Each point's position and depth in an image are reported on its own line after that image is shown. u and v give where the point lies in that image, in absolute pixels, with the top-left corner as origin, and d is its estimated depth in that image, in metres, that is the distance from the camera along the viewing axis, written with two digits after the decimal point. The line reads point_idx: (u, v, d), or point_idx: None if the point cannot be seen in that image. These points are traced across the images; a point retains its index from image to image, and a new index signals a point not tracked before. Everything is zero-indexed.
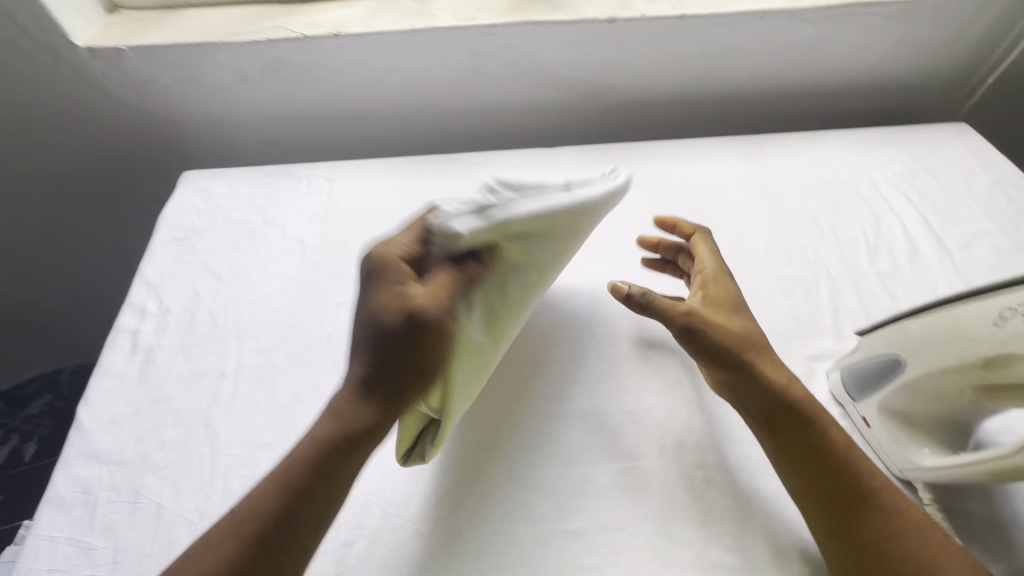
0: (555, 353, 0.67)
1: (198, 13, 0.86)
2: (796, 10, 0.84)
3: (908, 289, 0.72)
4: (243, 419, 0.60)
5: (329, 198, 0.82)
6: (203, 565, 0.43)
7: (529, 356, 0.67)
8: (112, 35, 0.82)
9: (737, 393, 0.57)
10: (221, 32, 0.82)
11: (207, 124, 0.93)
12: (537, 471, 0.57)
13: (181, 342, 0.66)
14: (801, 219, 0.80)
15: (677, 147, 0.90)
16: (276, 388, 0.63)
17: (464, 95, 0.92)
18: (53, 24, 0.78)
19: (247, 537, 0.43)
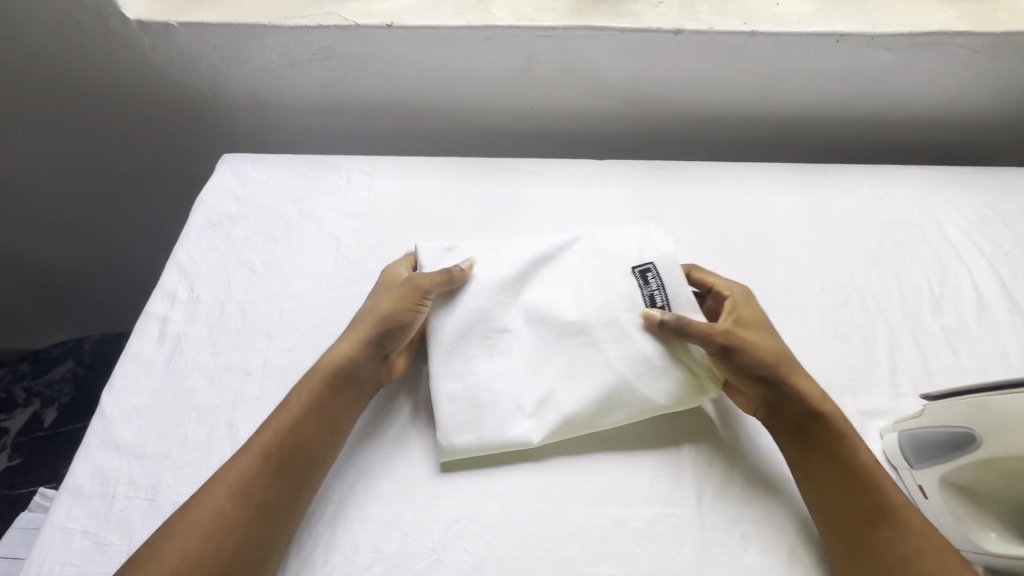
0: None
1: None
2: (874, 35, 0.79)
3: (973, 347, 0.68)
4: None
5: (368, 195, 0.80)
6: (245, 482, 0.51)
7: None
8: (163, 9, 0.81)
9: (770, 407, 0.57)
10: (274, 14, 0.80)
11: (249, 106, 0.91)
12: (565, 508, 0.55)
13: (209, 334, 0.65)
14: (861, 260, 0.76)
15: (732, 170, 0.86)
16: None
17: (513, 97, 0.89)
18: None
19: (262, 455, 0.53)
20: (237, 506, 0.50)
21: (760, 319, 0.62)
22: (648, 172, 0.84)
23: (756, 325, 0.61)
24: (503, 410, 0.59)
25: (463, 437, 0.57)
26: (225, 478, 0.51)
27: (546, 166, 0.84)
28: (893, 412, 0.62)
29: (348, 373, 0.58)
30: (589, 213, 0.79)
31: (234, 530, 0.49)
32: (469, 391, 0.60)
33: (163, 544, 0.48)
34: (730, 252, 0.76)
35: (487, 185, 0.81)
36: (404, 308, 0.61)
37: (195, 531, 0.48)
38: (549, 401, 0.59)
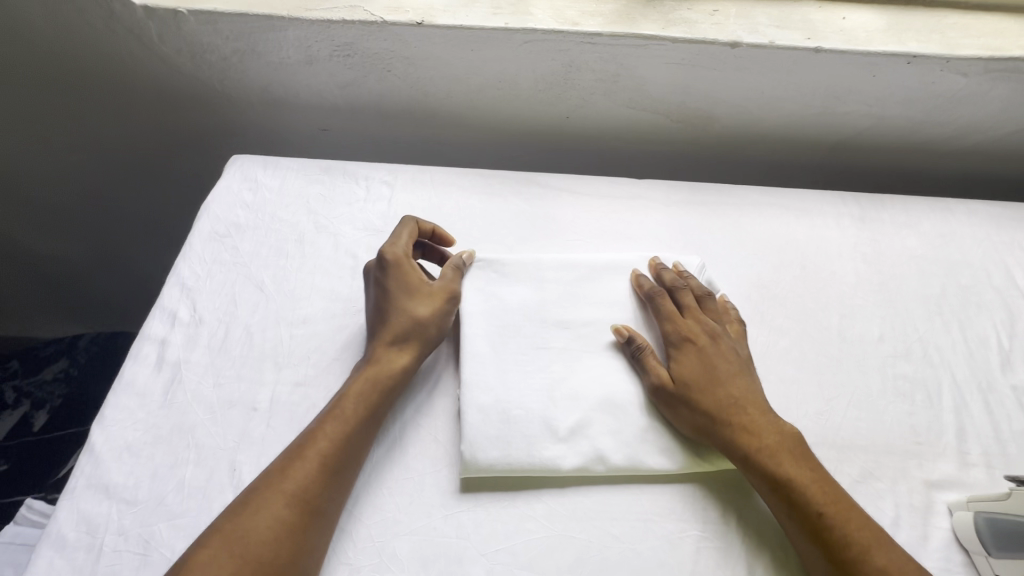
0: None
1: None
2: (951, 58, 0.72)
3: None
4: None
5: (389, 207, 0.73)
6: (288, 486, 0.47)
7: None
8: None
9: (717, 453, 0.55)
10: (293, 4, 0.72)
11: (263, 103, 0.84)
12: None
13: (212, 362, 0.59)
14: (922, 305, 0.70)
15: (783, 196, 0.79)
16: None
17: (548, 106, 0.82)
18: None
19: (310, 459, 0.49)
20: (295, 515, 0.46)
21: (705, 369, 0.56)
22: (691, 194, 0.78)
23: (698, 376, 0.56)
24: (534, 430, 0.54)
25: (489, 452, 0.53)
26: (280, 484, 0.48)
27: (580, 181, 0.78)
28: (963, 483, 0.56)
29: (396, 379, 0.55)
30: (628, 239, 0.73)
31: (290, 538, 0.46)
32: (499, 404, 0.55)
33: (217, 551, 0.43)
34: (780, 289, 0.69)
35: (516, 201, 0.75)
36: (444, 312, 0.60)
37: (252, 539, 0.44)
38: (584, 429, 0.55)
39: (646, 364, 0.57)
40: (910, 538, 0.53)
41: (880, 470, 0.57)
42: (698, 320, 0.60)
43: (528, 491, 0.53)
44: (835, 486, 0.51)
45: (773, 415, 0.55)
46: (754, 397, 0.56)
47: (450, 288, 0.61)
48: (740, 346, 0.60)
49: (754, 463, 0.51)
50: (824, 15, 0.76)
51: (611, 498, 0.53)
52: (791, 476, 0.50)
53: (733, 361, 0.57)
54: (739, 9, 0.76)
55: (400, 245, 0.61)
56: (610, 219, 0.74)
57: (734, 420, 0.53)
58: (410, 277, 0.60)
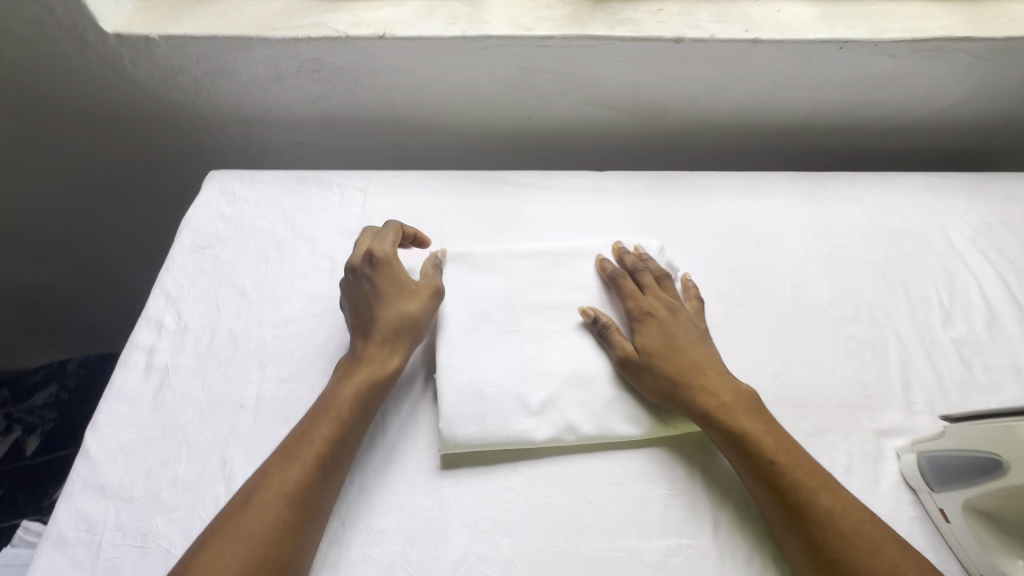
0: None
1: (236, 3, 0.80)
2: (878, 42, 0.78)
3: (986, 360, 0.66)
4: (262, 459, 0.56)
5: (363, 212, 0.77)
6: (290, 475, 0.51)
7: None
8: (142, 21, 0.76)
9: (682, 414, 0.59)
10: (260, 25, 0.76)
11: (237, 121, 0.88)
12: (579, 543, 0.52)
13: (199, 365, 0.62)
14: (868, 271, 0.75)
15: (736, 179, 0.84)
16: None
17: (510, 108, 0.86)
18: (81, 8, 0.72)
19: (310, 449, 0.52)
20: (300, 502, 0.49)
21: (665, 338, 0.60)
22: (650, 182, 0.82)
23: (658, 345, 0.60)
24: (508, 407, 0.58)
25: (465, 430, 0.56)
26: (281, 476, 0.50)
27: (545, 177, 0.82)
28: (910, 430, 0.61)
29: (386, 377, 0.58)
30: (591, 226, 0.77)
31: (297, 524, 0.49)
32: (474, 385, 0.59)
33: (228, 543, 0.47)
34: (737, 265, 0.74)
35: (484, 198, 0.79)
36: (431, 307, 0.63)
37: (260, 529, 0.47)
38: (555, 403, 0.58)
39: (612, 340, 0.61)
40: (862, 482, 0.57)
41: (833, 423, 0.61)
42: (658, 296, 0.64)
43: (505, 465, 0.56)
44: (786, 437, 0.55)
45: (730, 375, 0.59)
46: (713, 361, 0.60)
47: (433, 283, 0.64)
48: (698, 319, 0.64)
49: (712, 421, 0.55)
50: (760, 8, 0.81)
51: (584, 465, 0.57)
52: (744, 430, 0.54)
53: (691, 332, 0.62)
54: (682, 7, 0.81)
55: (385, 246, 0.64)
56: (575, 210, 0.78)
57: (693, 382, 0.57)
58: (398, 274, 0.63)
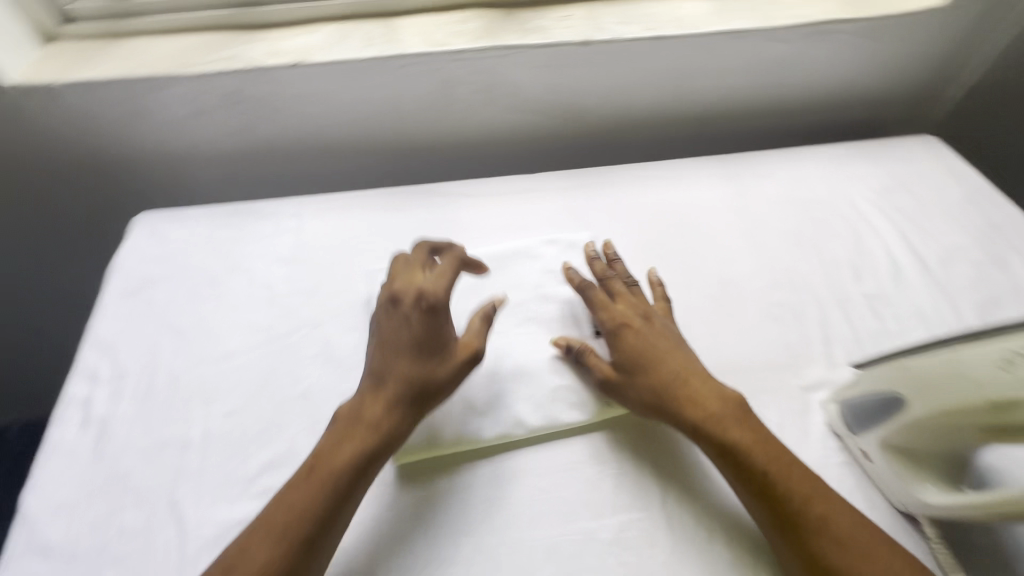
0: None
1: (147, 43, 0.80)
2: (768, 30, 0.84)
3: (894, 310, 0.72)
4: (213, 495, 0.55)
5: (298, 238, 0.77)
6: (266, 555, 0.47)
7: None
8: (51, 68, 0.76)
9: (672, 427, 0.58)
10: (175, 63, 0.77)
11: (160, 160, 0.87)
12: (537, 532, 0.54)
13: (139, 410, 0.61)
14: (785, 241, 0.80)
15: (659, 169, 0.88)
16: (247, 457, 0.58)
17: (436, 122, 0.88)
18: None
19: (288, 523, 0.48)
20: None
21: (647, 350, 0.60)
22: (577, 180, 0.86)
23: (641, 358, 0.60)
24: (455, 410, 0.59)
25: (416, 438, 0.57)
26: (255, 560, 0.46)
27: (477, 186, 0.84)
28: (832, 382, 0.65)
29: (386, 442, 0.54)
30: (525, 228, 0.79)
31: None
32: None
33: None
34: (665, 249, 0.78)
35: (419, 212, 0.81)
36: (457, 374, 0.57)
37: None
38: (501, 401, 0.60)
39: (590, 362, 0.61)
40: (794, 436, 0.61)
41: (765, 385, 0.65)
42: (630, 305, 0.64)
43: (459, 467, 0.58)
44: (777, 444, 0.55)
45: (718, 385, 0.59)
46: (699, 371, 0.60)
47: (472, 346, 0.58)
48: (671, 323, 0.65)
49: (704, 432, 0.56)
50: (659, 7, 0.87)
51: (535, 457, 0.59)
52: (736, 441, 0.55)
53: (669, 338, 0.62)
54: (587, 12, 0.85)
55: (439, 294, 0.58)
56: (509, 215, 0.81)
57: (682, 395, 0.57)
58: (439, 330, 0.57)
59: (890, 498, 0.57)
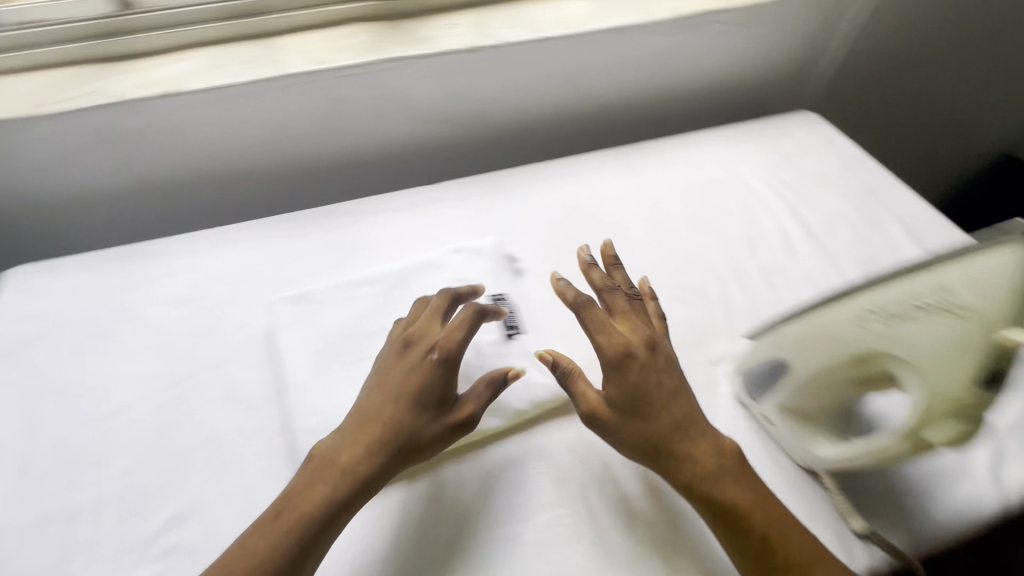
0: None
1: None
2: (647, 24, 0.87)
3: (786, 278, 0.77)
4: (109, 564, 0.51)
5: (192, 275, 0.73)
6: None
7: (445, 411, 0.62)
8: None
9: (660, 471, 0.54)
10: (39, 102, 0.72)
11: (30, 210, 0.80)
12: (462, 546, 0.54)
13: (19, 485, 0.56)
14: (686, 223, 0.83)
15: (562, 166, 0.90)
16: (146, 517, 0.54)
17: (332, 139, 0.86)
18: None
19: None
20: None
21: (648, 390, 0.55)
22: (483, 184, 0.86)
23: (638, 400, 0.54)
24: None
25: None
26: None
27: (381, 201, 0.83)
28: (735, 354, 0.69)
29: (357, 493, 0.50)
30: (434, 238, 0.79)
31: None
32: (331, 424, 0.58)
33: None
34: (573, 244, 0.79)
35: (323, 233, 0.78)
36: (444, 440, 0.54)
37: None
38: None
39: (577, 392, 0.56)
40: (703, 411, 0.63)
41: None
42: (631, 327, 0.58)
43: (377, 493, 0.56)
44: (773, 501, 0.52)
45: (714, 434, 0.55)
46: (697, 418, 0.55)
47: (469, 411, 0.55)
48: (671, 349, 0.60)
49: (698, 492, 0.52)
50: (544, 8, 0.88)
51: (455, 470, 0.58)
52: (733, 502, 0.51)
53: (673, 377, 0.56)
54: (473, 18, 0.86)
55: (455, 348, 0.56)
56: (415, 228, 0.80)
57: (676, 448, 0.53)
58: (439, 387, 0.55)
59: (791, 455, 0.60)
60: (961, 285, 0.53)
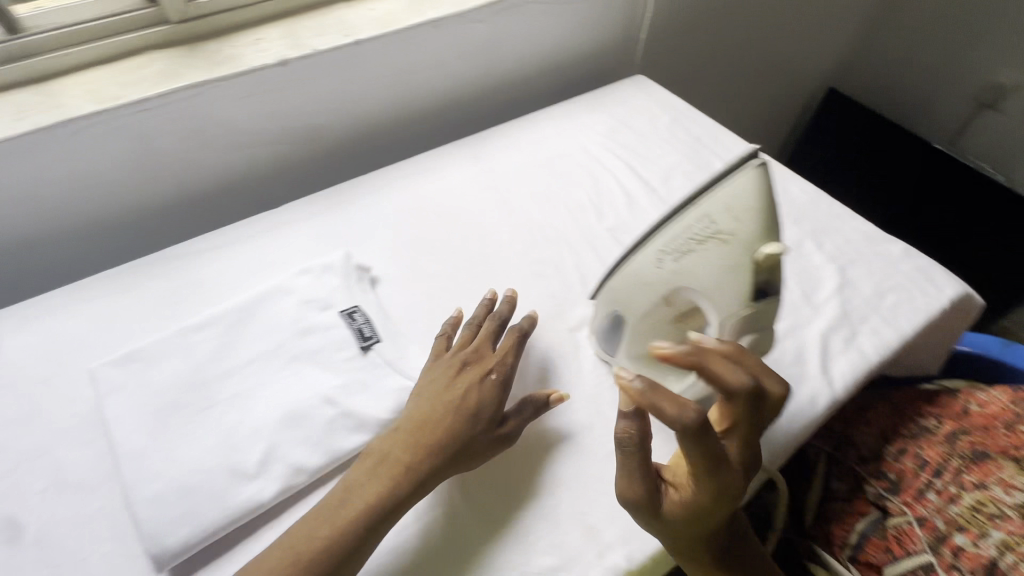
0: (597, 371, 0.63)
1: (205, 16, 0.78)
2: None
3: (942, 275, 0.73)
4: (226, 508, 0.51)
5: (346, 213, 0.78)
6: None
7: (574, 375, 0.63)
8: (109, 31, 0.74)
9: None
10: (248, 39, 0.79)
11: (135, 126, 0.71)
12: (580, 505, 0.54)
13: (147, 422, 0.56)
14: (829, 202, 0.82)
15: (701, 132, 0.93)
16: (271, 459, 0.54)
17: (498, 86, 0.99)
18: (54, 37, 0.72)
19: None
20: None
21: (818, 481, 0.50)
22: (625, 144, 0.91)
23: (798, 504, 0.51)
24: None
25: None
26: None
27: (529, 143, 0.90)
28: (879, 349, 0.66)
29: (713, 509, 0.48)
30: (573, 202, 0.82)
31: None
32: None
33: None
34: None
35: (470, 184, 0.83)
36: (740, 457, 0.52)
37: None
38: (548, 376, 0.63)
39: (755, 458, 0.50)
40: (839, 396, 0.62)
41: (813, 351, 0.65)
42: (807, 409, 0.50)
43: None
44: None
45: None
46: None
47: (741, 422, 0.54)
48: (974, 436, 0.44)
49: None
50: None
51: (580, 430, 0.59)
52: None
53: None
54: None
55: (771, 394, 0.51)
56: (547, 186, 0.84)
57: None
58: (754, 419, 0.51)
59: None
60: (720, 212, 0.45)
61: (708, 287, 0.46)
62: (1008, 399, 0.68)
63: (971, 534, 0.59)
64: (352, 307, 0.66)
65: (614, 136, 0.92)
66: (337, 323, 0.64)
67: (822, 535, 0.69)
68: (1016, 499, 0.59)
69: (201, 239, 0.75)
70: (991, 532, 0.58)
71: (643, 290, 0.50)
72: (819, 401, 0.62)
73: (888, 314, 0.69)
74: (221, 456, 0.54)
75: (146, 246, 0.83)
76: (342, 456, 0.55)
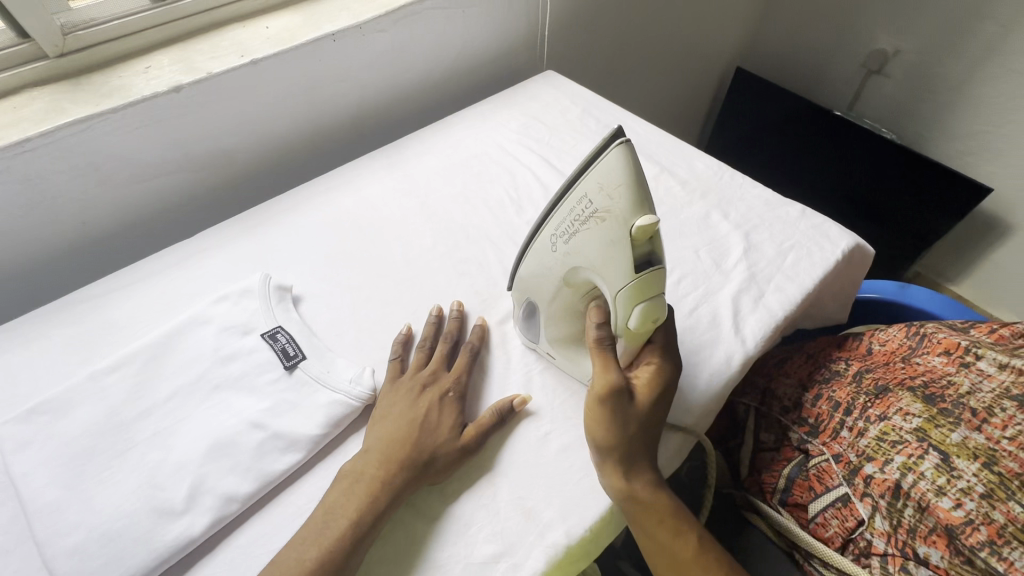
0: (526, 360, 0.65)
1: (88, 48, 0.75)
2: None
3: (834, 229, 0.79)
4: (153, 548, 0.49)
5: (262, 234, 0.77)
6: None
7: (504, 366, 0.65)
8: None
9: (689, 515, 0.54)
10: (138, 67, 0.76)
11: (22, 168, 0.67)
12: (517, 491, 0.55)
13: (57, 474, 0.53)
14: (731, 174, 0.87)
15: (610, 120, 0.97)
16: (198, 493, 0.52)
17: (409, 94, 1.00)
18: None
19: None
20: None
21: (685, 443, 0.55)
22: (538, 138, 0.93)
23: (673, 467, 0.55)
24: None
25: None
26: None
27: (444, 146, 0.91)
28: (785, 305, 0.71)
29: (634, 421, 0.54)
30: (491, 199, 0.84)
31: None
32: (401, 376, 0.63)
33: None
34: None
35: (387, 192, 0.84)
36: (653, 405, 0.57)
37: None
38: (478, 370, 0.64)
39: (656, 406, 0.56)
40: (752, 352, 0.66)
41: (727, 314, 0.69)
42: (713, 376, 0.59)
43: None
44: None
45: None
46: None
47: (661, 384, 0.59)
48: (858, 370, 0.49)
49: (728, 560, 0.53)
50: None
51: (513, 419, 0.60)
52: None
53: None
54: None
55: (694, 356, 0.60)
56: (464, 186, 0.85)
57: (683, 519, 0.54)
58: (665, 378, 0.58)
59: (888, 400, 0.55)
60: (598, 196, 0.48)
61: (600, 265, 0.50)
62: (904, 335, 0.73)
63: (877, 462, 0.62)
64: (274, 328, 0.65)
65: (527, 132, 0.94)
66: (259, 346, 0.63)
67: (754, 487, 0.74)
68: (913, 424, 0.61)
69: (109, 278, 0.72)
70: (894, 457, 0.61)
71: (548, 277, 0.56)
72: (734, 359, 0.65)
73: (791, 272, 0.74)
74: (143, 497, 0.52)
75: (51, 292, 0.79)
76: (274, 479, 0.54)
